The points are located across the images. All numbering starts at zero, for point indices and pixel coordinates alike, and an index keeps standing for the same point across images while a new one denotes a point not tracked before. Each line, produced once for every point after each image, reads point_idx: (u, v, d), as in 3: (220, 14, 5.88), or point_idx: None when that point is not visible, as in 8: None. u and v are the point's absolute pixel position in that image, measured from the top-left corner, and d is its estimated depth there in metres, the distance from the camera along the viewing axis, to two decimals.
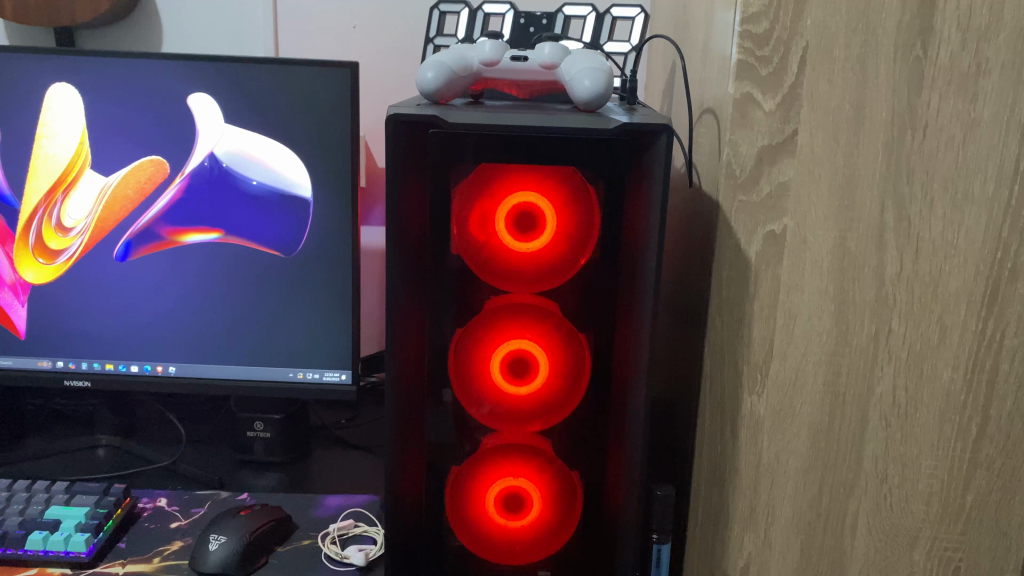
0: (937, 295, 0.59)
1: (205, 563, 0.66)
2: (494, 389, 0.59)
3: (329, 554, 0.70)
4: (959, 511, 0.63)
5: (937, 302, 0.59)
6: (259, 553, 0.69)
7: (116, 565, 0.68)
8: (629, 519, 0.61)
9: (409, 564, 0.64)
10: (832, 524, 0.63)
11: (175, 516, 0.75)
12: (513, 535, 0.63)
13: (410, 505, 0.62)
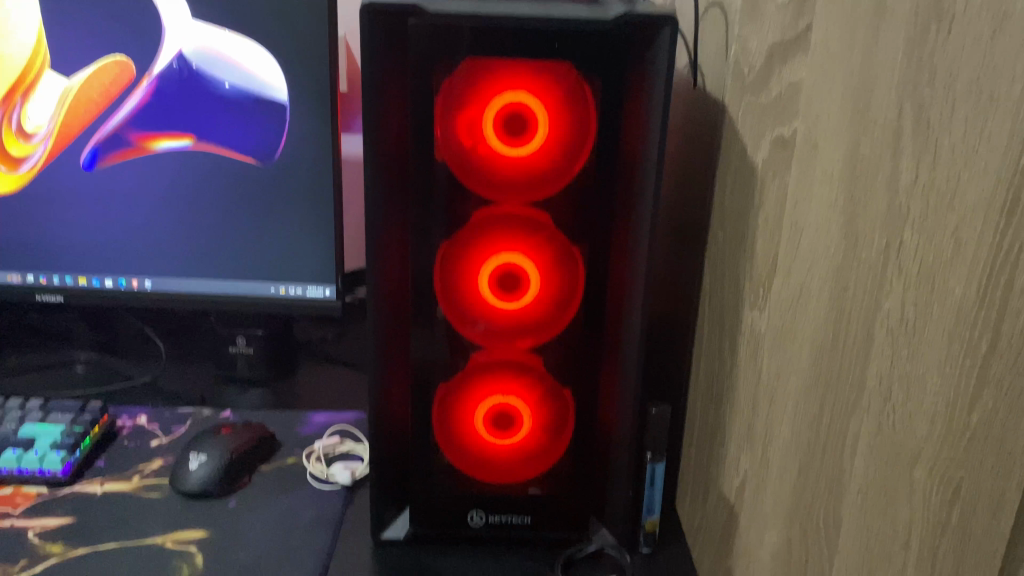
0: (956, 184, 0.41)
1: (186, 482, 0.64)
2: (483, 305, 0.56)
3: (315, 472, 0.68)
4: (963, 433, 0.41)
5: (953, 199, 0.41)
6: (242, 472, 0.67)
7: (94, 484, 0.66)
8: (625, 437, 0.59)
9: (397, 479, 0.62)
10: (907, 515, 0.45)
11: (155, 434, 0.73)
12: (508, 454, 0.59)
13: (397, 422, 0.60)
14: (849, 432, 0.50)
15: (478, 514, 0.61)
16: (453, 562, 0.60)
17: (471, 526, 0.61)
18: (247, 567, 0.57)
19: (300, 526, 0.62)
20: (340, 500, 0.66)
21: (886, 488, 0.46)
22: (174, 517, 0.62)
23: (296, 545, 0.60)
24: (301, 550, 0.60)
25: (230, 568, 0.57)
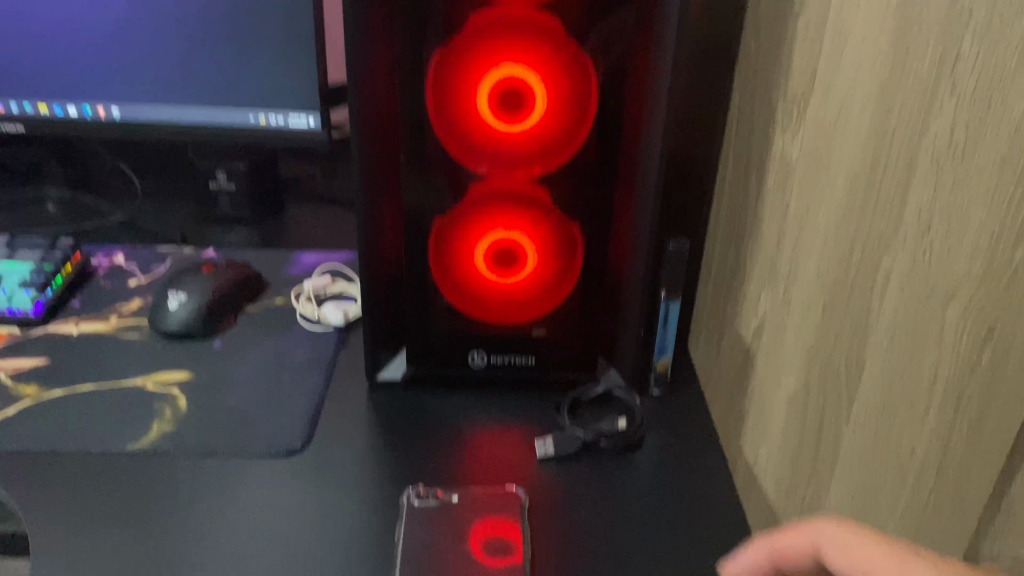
0: None
1: (166, 322, 0.60)
2: (482, 128, 0.50)
3: (304, 312, 0.64)
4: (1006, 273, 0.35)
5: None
6: (226, 312, 0.63)
7: (69, 324, 0.62)
8: (636, 277, 0.54)
9: (390, 323, 0.57)
10: (933, 360, 0.40)
11: (133, 274, 0.69)
12: (513, 292, 0.55)
13: (387, 263, 0.55)
14: (879, 268, 0.44)
15: (479, 355, 0.57)
16: (452, 404, 0.57)
17: (472, 368, 0.58)
18: (234, 410, 0.54)
19: (290, 368, 0.58)
20: (332, 341, 0.62)
21: (914, 332, 0.42)
22: (155, 358, 0.58)
23: (286, 387, 0.57)
24: (291, 391, 0.56)
25: (215, 411, 0.54)
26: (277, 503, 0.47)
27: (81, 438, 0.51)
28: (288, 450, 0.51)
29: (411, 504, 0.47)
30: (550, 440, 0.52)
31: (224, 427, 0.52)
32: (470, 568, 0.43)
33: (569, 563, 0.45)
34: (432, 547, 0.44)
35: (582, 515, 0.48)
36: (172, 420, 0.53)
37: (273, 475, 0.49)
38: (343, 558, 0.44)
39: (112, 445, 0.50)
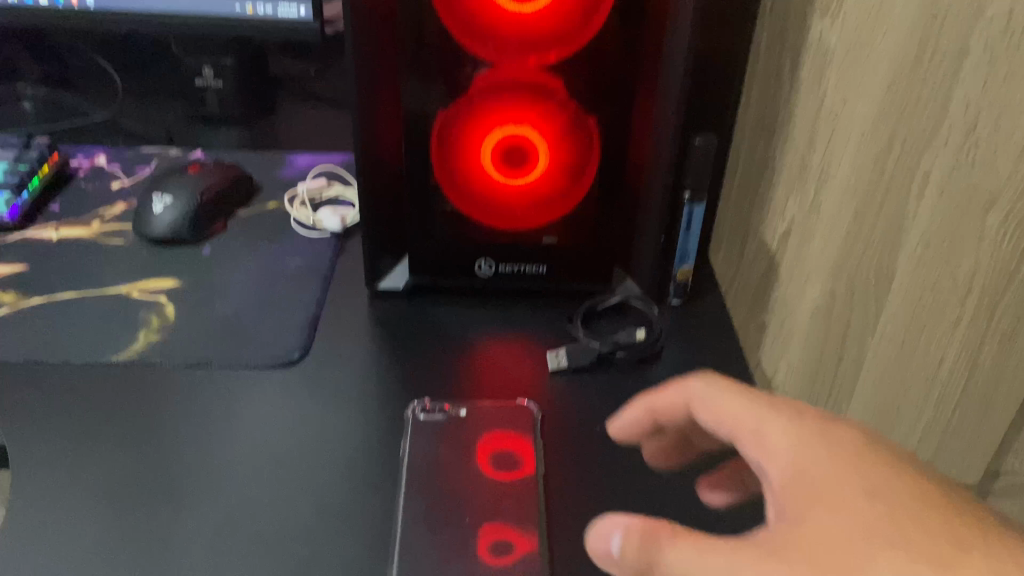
0: None
1: (152, 226, 0.56)
2: (490, 10, 0.45)
3: (299, 218, 0.60)
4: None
5: None
6: (216, 216, 0.59)
7: (49, 229, 0.58)
8: (658, 175, 0.50)
9: (393, 228, 0.53)
10: (974, 276, 0.41)
11: (117, 176, 0.64)
12: (523, 198, 0.51)
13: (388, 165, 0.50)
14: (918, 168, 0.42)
15: (487, 263, 0.53)
16: (459, 314, 0.54)
17: (479, 276, 0.54)
18: (226, 319, 0.51)
19: (285, 275, 0.55)
20: (329, 248, 0.58)
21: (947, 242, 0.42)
22: (141, 266, 0.55)
23: (281, 296, 0.53)
24: (287, 300, 0.53)
25: (206, 321, 0.50)
26: (275, 416, 0.45)
27: (63, 348, 0.47)
28: (284, 361, 0.48)
29: (416, 418, 0.45)
30: (563, 351, 0.49)
31: (216, 337, 0.49)
32: (480, 484, 0.41)
33: (585, 481, 0.42)
34: (438, 463, 0.42)
35: (599, 429, 0.45)
36: (160, 330, 0.49)
37: (269, 387, 0.46)
38: (345, 473, 0.41)
39: (97, 356, 0.47)
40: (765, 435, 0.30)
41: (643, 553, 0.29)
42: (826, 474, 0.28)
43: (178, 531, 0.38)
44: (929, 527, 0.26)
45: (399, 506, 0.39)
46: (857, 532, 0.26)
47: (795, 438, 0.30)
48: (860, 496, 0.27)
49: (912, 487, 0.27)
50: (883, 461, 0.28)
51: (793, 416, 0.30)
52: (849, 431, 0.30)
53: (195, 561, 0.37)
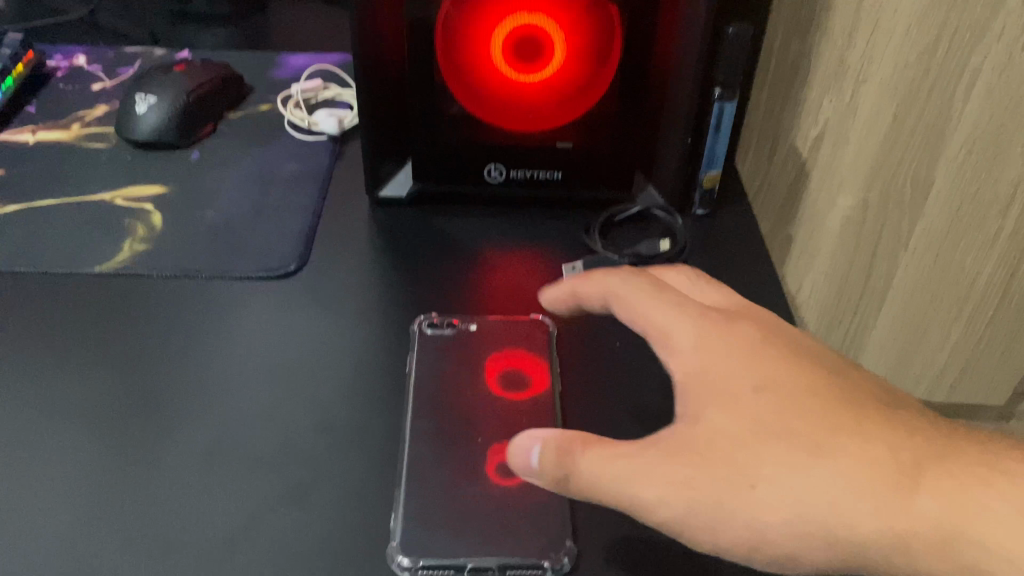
0: None
1: (136, 130, 0.52)
2: None
3: (293, 121, 0.56)
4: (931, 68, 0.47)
5: None
6: (205, 119, 0.55)
7: (25, 132, 0.54)
8: (686, 72, 0.45)
9: (394, 136, 0.49)
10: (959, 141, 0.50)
11: (98, 77, 0.60)
12: (538, 96, 0.47)
13: (388, 66, 0.46)
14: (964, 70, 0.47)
15: (497, 168, 0.50)
16: (467, 223, 0.50)
17: (489, 184, 0.50)
18: (217, 228, 0.47)
19: (279, 182, 0.51)
20: (326, 153, 0.54)
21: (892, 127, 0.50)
22: (125, 172, 0.51)
23: (275, 203, 0.49)
24: (281, 208, 0.49)
25: (195, 230, 0.47)
26: (270, 329, 0.42)
27: (43, 258, 0.44)
28: (279, 272, 0.45)
29: (423, 332, 0.42)
30: (580, 265, 0.46)
31: (207, 248, 0.46)
32: (491, 400, 0.38)
33: (602, 399, 0.39)
34: (446, 379, 0.39)
35: (617, 345, 0.42)
36: (146, 239, 0.46)
37: (263, 299, 0.43)
38: (347, 391, 0.39)
39: (78, 266, 0.44)
40: (670, 335, 0.33)
41: (558, 465, 0.29)
42: (718, 372, 0.31)
43: (168, 450, 0.35)
44: (810, 411, 0.29)
45: (407, 427, 0.37)
46: (743, 425, 0.29)
47: (696, 339, 0.32)
48: (749, 390, 0.30)
49: (799, 372, 0.30)
50: (776, 353, 0.31)
51: (693, 314, 0.33)
52: (745, 325, 0.32)
53: (188, 482, 0.34)
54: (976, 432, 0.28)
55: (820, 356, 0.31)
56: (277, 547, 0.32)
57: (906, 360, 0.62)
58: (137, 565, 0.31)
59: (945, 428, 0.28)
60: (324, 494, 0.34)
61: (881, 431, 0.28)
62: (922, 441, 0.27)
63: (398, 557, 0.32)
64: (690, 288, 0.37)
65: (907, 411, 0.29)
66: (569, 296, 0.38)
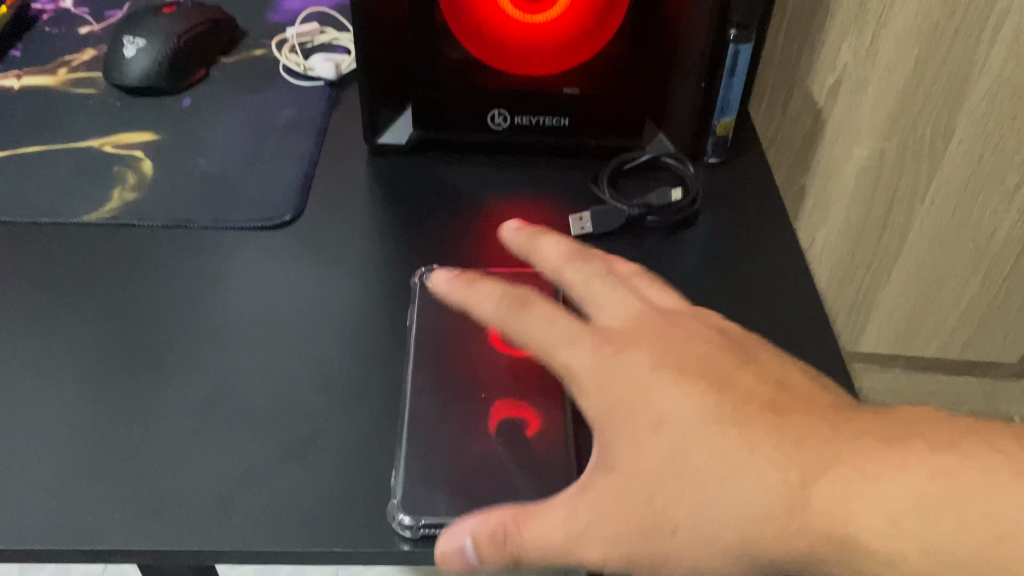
0: None
1: (124, 75, 0.50)
2: None
3: (289, 66, 0.54)
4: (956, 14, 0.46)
5: None
6: (196, 64, 0.52)
7: (9, 77, 0.52)
8: (699, 14, 0.42)
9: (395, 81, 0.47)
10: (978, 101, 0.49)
11: (85, 21, 0.57)
12: (545, 40, 0.45)
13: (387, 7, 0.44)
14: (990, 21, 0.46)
15: (500, 115, 0.48)
16: (469, 171, 0.48)
17: (492, 131, 0.48)
18: (210, 177, 0.45)
19: (273, 128, 0.49)
20: (322, 99, 0.52)
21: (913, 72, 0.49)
22: (114, 118, 0.49)
23: (269, 151, 0.48)
24: (276, 156, 0.47)
25: (186, 178, 0.45)
26: (266, 281, 0.40)
27: (29, 207, 0.42)
28: (274, 222, 0.43)
29: (424, 285, 0.40)
30: (587, 215, 0.44)
31: (199, 197, 0.44)
32: (493, 355, 0.36)
33: None
34: (447, 332, 0.37)
35: None
36: (136, 188, 0.44)
37: (258, 251, 0.42)
38: (345, 342, 0.37)
39: (66, 215, 0.42)
40: (571, 368, 0.29)
41: (498, 549, 0.26)
42: (618, 409, 0.27)
43: (160, 405, 0.34)
44: (710, 436, 0.25)
45: (408, 381, 0.35)
46: (648, 465, 0.25)
47: (597, 373, 0.28)
48: (651, 426, 0.26)
49: (691, 400, 0.26)
50: (672, 377, 0.27)
51: (589, 342, 0.29)
52: (641, 348, 0.28)
53: (180, 438, 0.33)
54: (851, 418, 0.25)
55: (713, 368, 0.27)
56: (273, 501, 0.31)
57: (919, 317, 0.62)
58: (129, 523, 0.30)
59: (829, 425, 0.25)
60: (323, 451, 0.33)
61: (772, 448, 0.24)
62: (807, 448, 0.24)
63: (400, 514, 0.30)
64: (588, 297, 0.32)
65: (798, 412, 0.25)
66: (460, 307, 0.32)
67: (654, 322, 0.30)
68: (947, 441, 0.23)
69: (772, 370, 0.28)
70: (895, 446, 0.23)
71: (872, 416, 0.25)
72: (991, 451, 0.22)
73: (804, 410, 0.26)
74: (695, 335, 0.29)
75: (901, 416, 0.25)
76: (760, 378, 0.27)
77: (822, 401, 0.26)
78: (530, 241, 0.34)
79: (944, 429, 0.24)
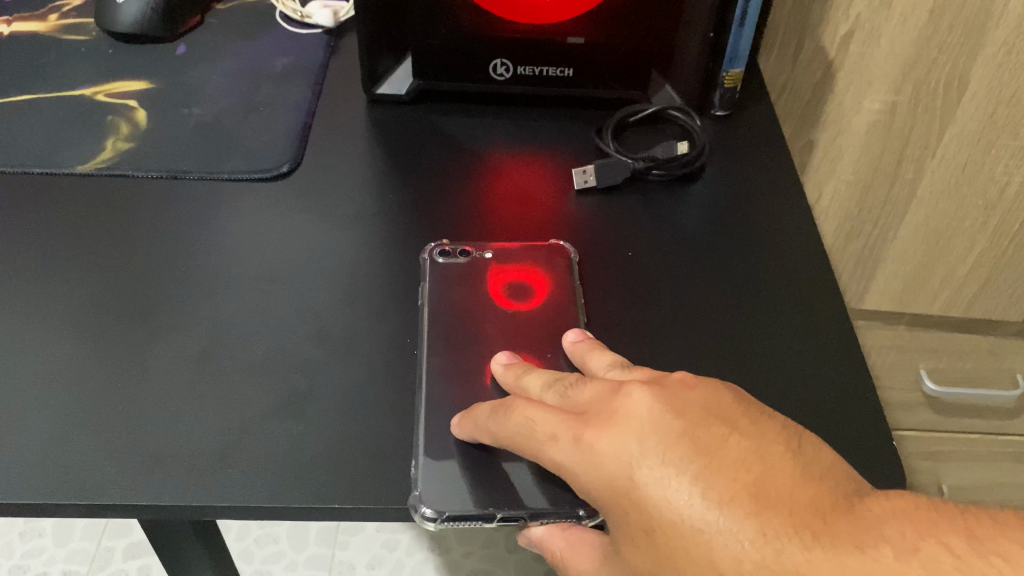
0: None
1: (116, 21, 0.49)
2: None
3: (285, 14, 0.52)
4: None
5: None
6: (190, 9, 0.51)
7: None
8: None
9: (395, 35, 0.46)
10: (982, 63, 0.48)
11: None
12: None
13: None
14: None
15: (503, 64, 0.46)
16: (473, 124, 0.47)
17: (495, 81, 0.47)
18: (206, 128, 0.44)
19: (269, 77, 0.48)
20: (320, 47, 0.51)
21: (930, 24, 0.48)
22: (106, 66, 0.47)
23: (265, 100, 0.46)
24: (272, 105, 0.46)
25: (181, 128, 0.44)
26: (263, 234, 0.39)
27: (22, 157, 0.42)
28: (271, 173, 0.42)
29: (435, 262, 0.38)
30: (591, 168, 0.43)
31: (194, 148, 0.43)
32: (502, 325, 0.36)
33: (623, 311, 0.37)
34: (460, 307, 0.36)
35: (630, 255, 0.40)
36: (129, 138, 0.43)
37: (255, 202, 0.41)
38: (344, 294, 0.37)
39: (59, 166, 0.41)
40: (560, 468, 0.26)
41: None
42: (609, 510, 0.25)
43: (153, 359, 0.34)
44: (692, 542, 0.22)
45: (424, 364, 0.34)
46: (646, 567, 0.24)
47: (582, 473, 0.25)
48: (642, 529, 0.24)
49: (671, 506, 0.23)
50: (648, 474, 0.24)
51: (568, 439, 0.26)
52: (615, 438, 0.25)
53: (174, 393, 0.32)
54: (827, 522, 0.22)
55: (696, 451, 0.24)
56: (270, 454, 0.31)
57: (924, 273, 0.61)
58: (123, 478, 0.30)
59: (804, 535, 0.21)
60: (322, 405, 0.33)
61: (753, 555, 0.22)
62: (785, 562, 0.21)
63: (426, 509, 0.29)
64: (568, 395, 0.28)
65: (780, 510, 0.22)
66: (470, 434, 0.30)
67: (624, 396, 0.26)
68: (906, 548, 0.20)
69: (759, 448, 0.24)
70: (862, 558, 0.21)
71: (845, 516, 0.22)
72: (954, 557, 0.20)
73: (786, 506, 0.22)
74: (671, 403, 0.25)
75: (872, 518, 0.22)
76: (748, 454, 0.24)
77: (804, 494, 0.23)
78: (518, 370, 0.32)
79: (904, 534, 0.21)
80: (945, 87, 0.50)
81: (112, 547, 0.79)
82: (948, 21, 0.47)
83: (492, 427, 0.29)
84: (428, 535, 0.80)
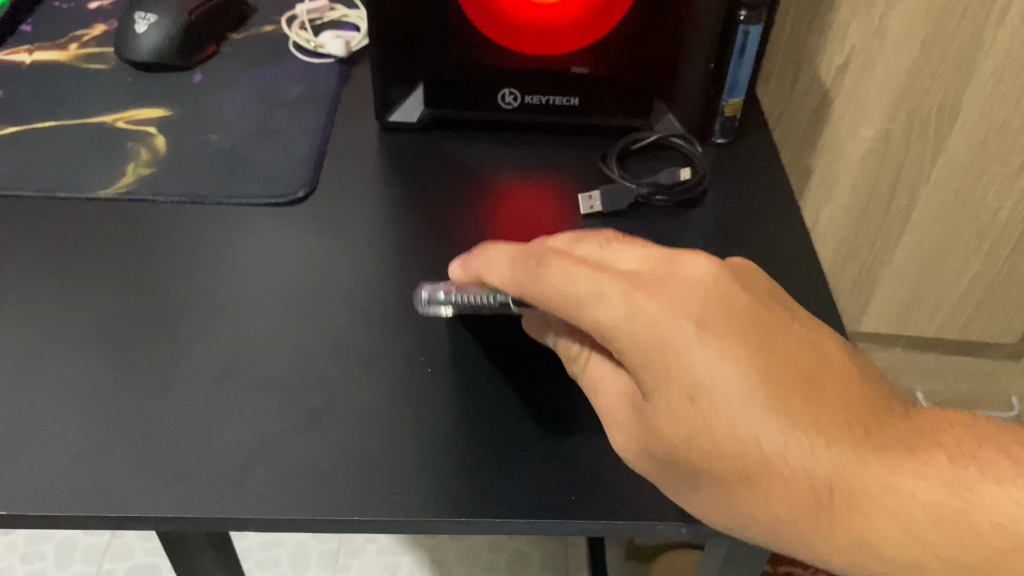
0: None
1: (135, 51, 0.50)
2: None
3: (298, 43, 0.54)
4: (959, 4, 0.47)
5: None
6: (206, 39, 0.52)
7: (21, 52, 0.52)
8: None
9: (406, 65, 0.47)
10: (973, 93, 0.51)
11: None
12: (564, 13, 0.45)
13: None
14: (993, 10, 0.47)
15: (511, 94, 0.48)
16: (483, 150, 0.49)
17: (503, 110, 0.49)
18: (224, 153, 0.46)
19: (284, 104, 0.49)
20: (333, 76, 0.52)
21: (922, 56, 0.50)
22: (126, 93, 0.49)
23: (281, 127, 0.48)
24: (288, 132, 0.48)
25: (200, 154, 0.45)
26: (278, 255, 0.41)
27: (47, 181, 0.43)
28: (287, 199, 0.43)
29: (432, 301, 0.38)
30: (597, 193, 0.45)
31: (214, 173, 0.44)
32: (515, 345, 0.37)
33: None
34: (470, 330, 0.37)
35: None
36: (150, 163, 0.45)
37: (272, 225, 0.42)
38: (359, 314, 0.38)
39: (83, 190, 0.43)
40: (600, 324, 0.28)
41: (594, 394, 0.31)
42: (649, 369, 0.27)
43: (175, 376, 0.35)
44: (745, 422, 0.25)
45: (440, 381, 0.35)
46: (680, 429, 0.27)
47: (628, 331, 0.27)
48: (688, 394, 0.26)
49: (728, 377, 0.26)
50: (710, 351, 0.26)
51: (618, 294, 0.28)
52: (672, 301, 0.27)
53: (195, 408, 0.33)
54: (880, 423, 0.26)
55: (753, 330, 0.27)
56: (291, 467, 0.32)
57: (920, 293, 0.64)
58: (149, 489, 0.31)
59: (860, 433, 0.25)
60: (339, 421, 0.34)
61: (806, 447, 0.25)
62: (843, 455, 0.25)
63: (441, 307, 0.37)
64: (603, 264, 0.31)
65: (838, 405, 0.26)
66: (475, 281, 0.35)
67: (679, 266, 0.29)
68: (960, 455, 0.26)
69: (811, 338, 0.28)
70: (915, 461, 0.25)
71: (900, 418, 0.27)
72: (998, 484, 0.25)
73: (844, 400, 0.26)
74: (725, 283, 0.29)
75: (923, 427, 0.26)
76: (806, 347, 0.27)
77: (860, 393, 0.27)
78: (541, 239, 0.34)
79: (958, 442, 0.26)
80: (937, 115, 0.53)
81: (113, 569, 0.79)
82: (940, 51, 0.50)
83: (522, 275, 0.31)
84: (429, 558, 0.81)
